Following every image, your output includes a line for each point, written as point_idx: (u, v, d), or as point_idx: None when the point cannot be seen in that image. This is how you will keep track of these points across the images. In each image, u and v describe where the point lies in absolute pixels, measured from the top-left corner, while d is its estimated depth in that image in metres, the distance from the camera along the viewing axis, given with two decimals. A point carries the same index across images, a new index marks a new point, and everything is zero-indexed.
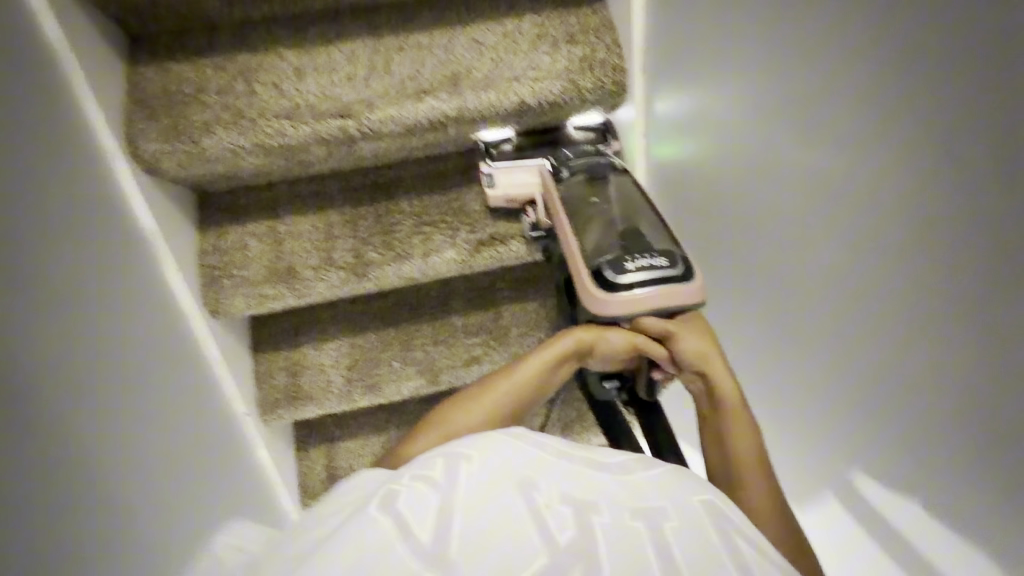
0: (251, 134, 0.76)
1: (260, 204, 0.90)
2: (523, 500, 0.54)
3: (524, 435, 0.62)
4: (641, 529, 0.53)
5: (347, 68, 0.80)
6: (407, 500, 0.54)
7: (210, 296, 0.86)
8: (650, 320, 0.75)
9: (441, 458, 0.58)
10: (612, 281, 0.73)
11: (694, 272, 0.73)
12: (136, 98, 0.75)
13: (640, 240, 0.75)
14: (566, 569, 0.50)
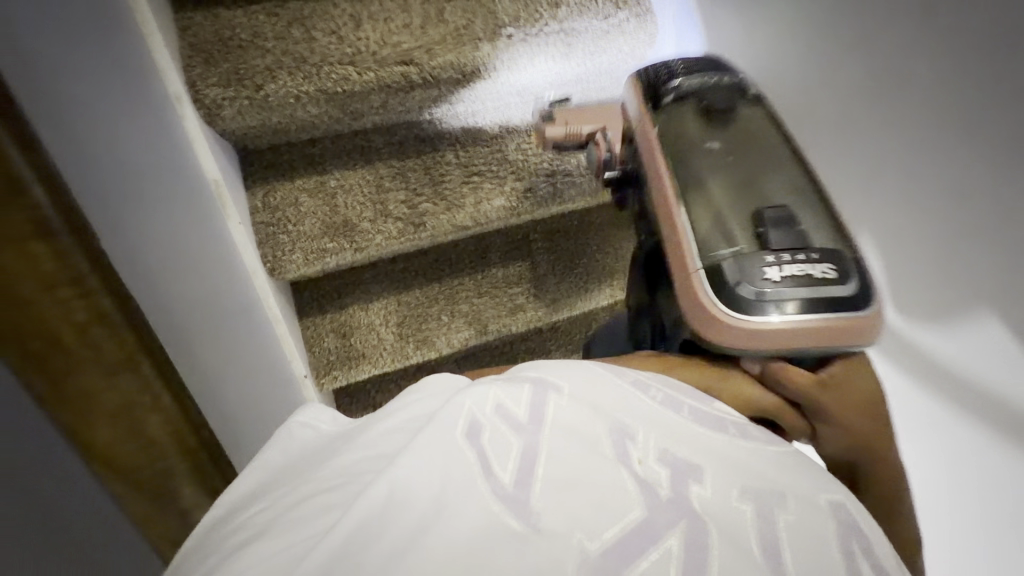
0: (315, 81, 0.75)
1: (305, 160, 0.89)
2: (614, 449, 0.47)
3: (625, 374, 0.56)
4: (753, 519, 0.44)
5: (403, 16, 0.81)
6: (491, 441, 0.46)
7: (267, 254, 0.83)
8: (795, 372, 0.57)
9: (528, 386, 0.51)
10: (753, 290, 0.57)
11: (869, 293, 0.56)
12: (188, 43, 0.72)
13: (795, 233, 0.59)
14: (658, 540, 0.41)
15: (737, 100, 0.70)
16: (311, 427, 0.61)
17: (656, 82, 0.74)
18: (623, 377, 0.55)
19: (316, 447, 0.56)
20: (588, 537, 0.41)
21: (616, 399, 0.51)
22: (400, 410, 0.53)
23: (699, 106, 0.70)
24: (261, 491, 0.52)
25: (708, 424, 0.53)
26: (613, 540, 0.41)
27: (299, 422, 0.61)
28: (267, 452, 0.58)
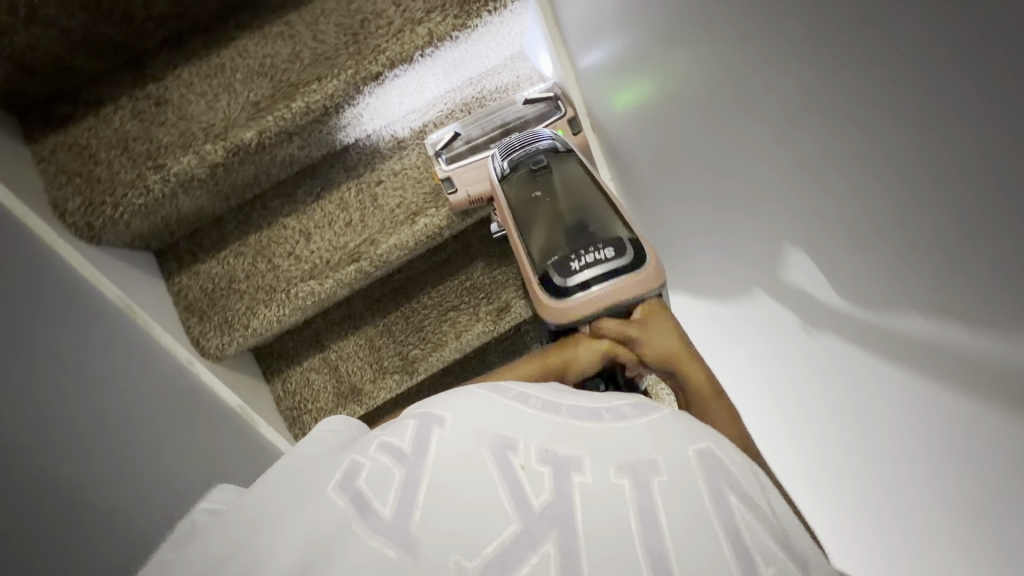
0: (289, 303, 0.88)
1: (306, 342, 1.03)
2: (496, 464, 0.47)
3: (507, 389, 0.57)
4: (630, 493, 0.46)
5: (343, 215, 0.90)
6: (370, 478, 0.46)
7: (298, 433, 1.01)
8: (608, 324, 0.73)
9: (414, 421, 0.51)
10: (563, 284, 0.74)
11: (645, 256, 0.73)
12: (184, 306, 0.87)
13: (584, 237, 0.76)
14: (536, 545, 0.43)
15: (552, 157, 0.85)
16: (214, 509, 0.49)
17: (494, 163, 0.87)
18: (506, 394, 0.55)
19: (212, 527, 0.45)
20: (466, 556, 0.42)
21: (495, 415, 0.52)
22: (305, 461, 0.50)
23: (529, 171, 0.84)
24: None
25: (587, 415, 0.54)
26: (493, 556, 0.42)
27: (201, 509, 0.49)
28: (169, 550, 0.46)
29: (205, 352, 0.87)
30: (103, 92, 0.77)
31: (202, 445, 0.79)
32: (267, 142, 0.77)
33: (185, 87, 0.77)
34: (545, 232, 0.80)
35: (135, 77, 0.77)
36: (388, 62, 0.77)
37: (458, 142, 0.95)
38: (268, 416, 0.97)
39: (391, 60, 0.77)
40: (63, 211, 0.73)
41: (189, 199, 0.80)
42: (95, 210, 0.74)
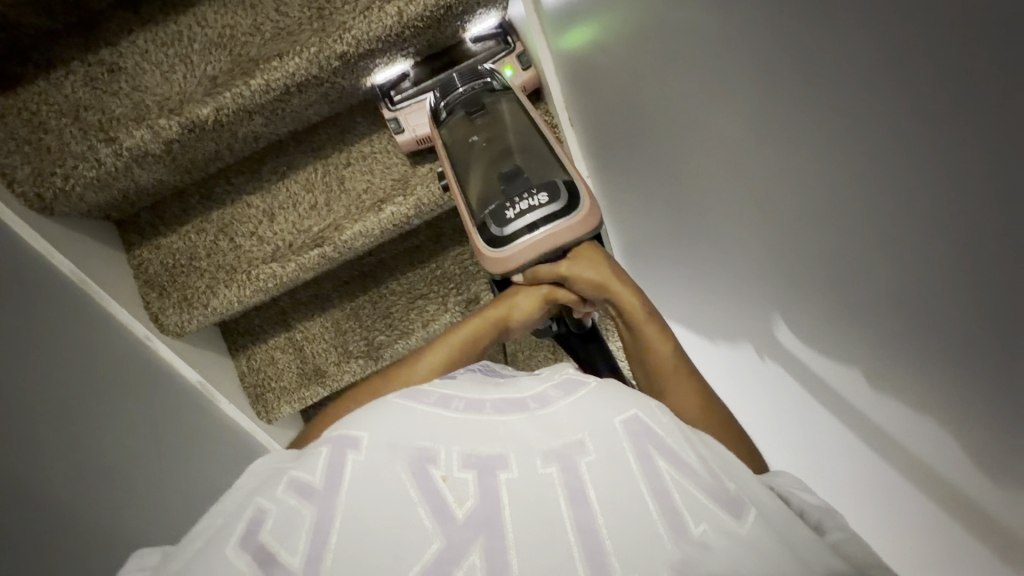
0: (249, 285, 0.86)
1: (273, 320, 1.03)
2: (413, 478, 0.43)
3: (429, 392, 0.51)
4: (558, 480, 0.43)
5: (307, 197, 0.87)
6: (276, 525, 0.41)
7: (260, 410, 1.02)
8: (544, 266, 0.72)
9: (327, 447, 0.46)
10: (499, 234, 0.71)
11: (580, 200, 0.71)
12: (144, 280, 0.86)
13: (521, 180, 0.73)
14: (460, 560, 0.39)
15: (489, 96, 0.82)
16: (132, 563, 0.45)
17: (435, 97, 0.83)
18: (426, 398, 0.51)
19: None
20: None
21: (411, 421, 0.47)
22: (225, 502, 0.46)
23: (467, 115, 0.81)
24: None
25: (513, 407, 0.50)
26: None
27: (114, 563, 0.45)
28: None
29: (164, 328, 0.87)
30: (56, 54, 0.73)
31: (159, 420, 0.79)
32: (223, 120, 0.74)
33: (140, 55, 0.73)
34: (481, 178, 0.77)
35: (89, 40, 0.74)
36: (353, 41, 0.72)
37: (406, 83, 0.87)
38: (230, 393, 0.97)
39: (357, 38, 0.72)
40: (12, 181, 0.71)
41: (145, 173, 0.77)
42: (44, 181, 0.71)
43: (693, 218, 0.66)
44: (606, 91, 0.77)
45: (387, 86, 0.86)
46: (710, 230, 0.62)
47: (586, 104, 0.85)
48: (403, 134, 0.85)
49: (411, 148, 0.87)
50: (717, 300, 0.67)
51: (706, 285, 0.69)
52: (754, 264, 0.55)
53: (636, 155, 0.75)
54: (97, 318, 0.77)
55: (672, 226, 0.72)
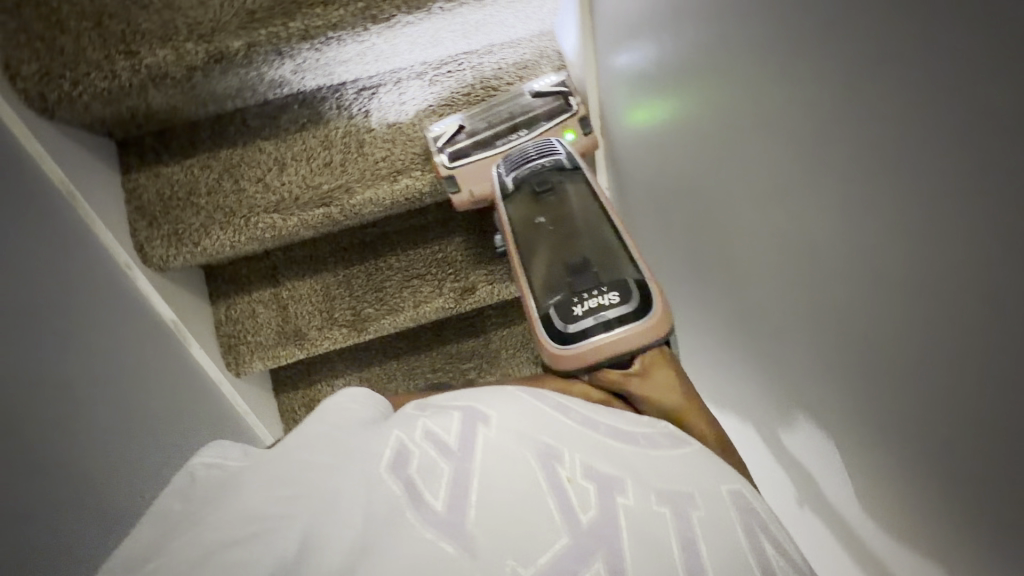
0: (245, 231, 0.83)
1: (260, 272, 0.99)
2: (541, 470, 0.49)
3: (549, 397, 0.58)
4: (672, 522, 0.46)
5: (323, 153, 0.85)
6: (420, 465, 0.49)
7: (230, 361, 0.97)
8: (611, 371, 0.66)
9: (460, 413, 0.54)
10: (561, 332, 0.68)
11: (651, 302, 0.67)
12: (135, 206, 0.82)
13: (588, 274, 0.70)
14: (586, 562, 0.44)
15: (556, 174, 0.80)
16: (218, 466, 0.50)
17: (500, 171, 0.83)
18: (545, 401, 0.57)
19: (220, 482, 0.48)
20: (521, 563, 0.43)
21: (539, 421, 0.54)
22: (330, 430, 0.52)
23: (534, 192, 0.80)
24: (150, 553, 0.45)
25: (623, 437, 0.55)
26: (547, 564, 0.43)
27: (200, 463, 0.51)
28: (162, 499, 0.49)
29: (147, 259, 0.82)
30: None
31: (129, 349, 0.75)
32: (254, 58, 0.71)
33: None
34: (545, 266, 0.75)
35: None
36: (404, 5, 0.71)
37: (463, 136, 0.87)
38: (201, 338, 0.93)
39: (408, 3, 0.71)
40: (15, 73, 0.66)
41: (159, 96, 0.74)
42: (52, 82, 0.67)
43: (717, 243, 0.67)
44: (641, 105, 0.76)
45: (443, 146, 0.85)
46: (741, 298, 0.65)
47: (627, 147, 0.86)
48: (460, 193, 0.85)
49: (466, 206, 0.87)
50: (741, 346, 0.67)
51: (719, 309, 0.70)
52: (788, 308, 0.56)
53: (664, 172, 0.75)
54: (80, 234, 0.73)
55: (692, 245, 0.73)
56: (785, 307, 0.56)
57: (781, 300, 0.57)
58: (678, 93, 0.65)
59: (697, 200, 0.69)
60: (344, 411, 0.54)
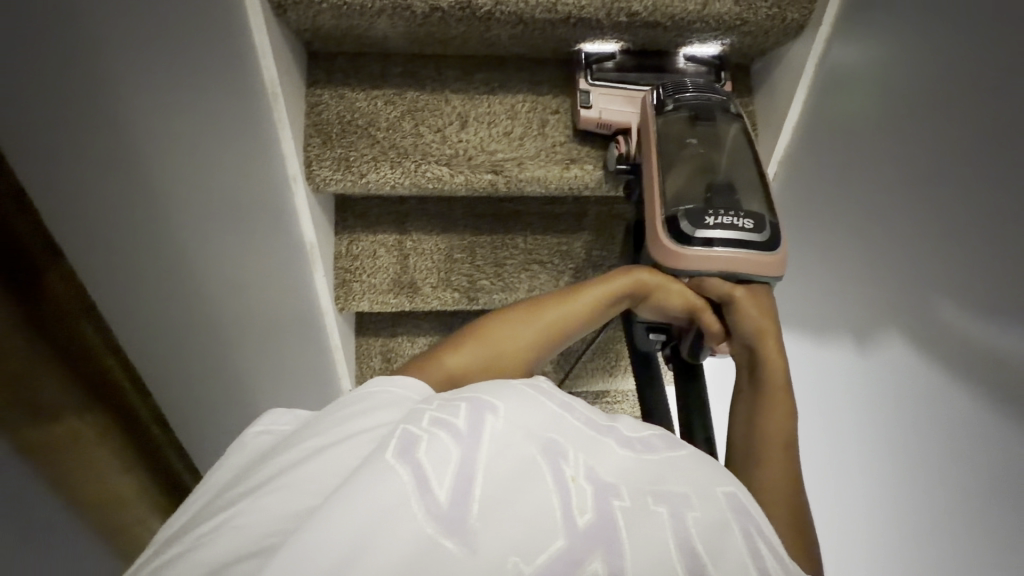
0: (411, 176, 0.82)
1: (392, 215, 0.99)
2: (547, 467, 0.48)
3: (549, 391, 0.56)
4: (670, 525, 0.47)
5: (506, 122, 0.85)
6: (428, 452, 0.46)
7: (340, 295, 0.97)
8: (716, 281, 0.75)
9: (466, 402, 0.51)
10: (688, 233, 0.73)
11: (779, 242, 0.73)
12: (314, 122, 0.81)
13: (727, 195, 0.75)
14: (581, 563, 0.43)
15: (723, 111, 0.79)
16: (268, 433, 0.57)
17: (655, 93, 0.80)
18: (548, 396, 0.55)
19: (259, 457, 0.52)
20: (522, 560, 0.43)
21: (542, 416, 0.52)
22: (356, 421, 0.51)
23: (691, 116, 0.79)
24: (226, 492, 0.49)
25: (619, 440, 0.54)
26: (545, 565, 0.43)
27: (255, 431, 0.57)
28: (228, 460, 0.55)
29: (309, 177, 0.81)
30: None
31: None
32: (494, 15, 0.72)
33: None
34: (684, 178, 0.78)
35: None
36: (651, 7, 0.73)
37: (610, 65, 0.84)
38: (325, 266, 0.92)
39: (656, 6, 0.73)
40: None
41: (387, 23, 0.73)
42: None
43: (921, 309, 0.68)
44: (863, 161, 0.75)
45: (592, 59, 0.83)
46: (938, 339, 0.65)
47: (818, 165, 0.83)
48: (589, 112, 0.82)
49: (586, 128, 0.84)
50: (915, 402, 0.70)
51: (902, 374, 0.72)
52: (995, 377, 0.58)
53: (868, 226, 0.76)
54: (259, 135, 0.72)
55: (882, 304, 0.75)
56: (996, 374, 0.58)
57: (990, 352, 0.59)
58: (932, 162, 0.65)
59: (912, 266, 0.69)
60: (382, 407, 0.53)
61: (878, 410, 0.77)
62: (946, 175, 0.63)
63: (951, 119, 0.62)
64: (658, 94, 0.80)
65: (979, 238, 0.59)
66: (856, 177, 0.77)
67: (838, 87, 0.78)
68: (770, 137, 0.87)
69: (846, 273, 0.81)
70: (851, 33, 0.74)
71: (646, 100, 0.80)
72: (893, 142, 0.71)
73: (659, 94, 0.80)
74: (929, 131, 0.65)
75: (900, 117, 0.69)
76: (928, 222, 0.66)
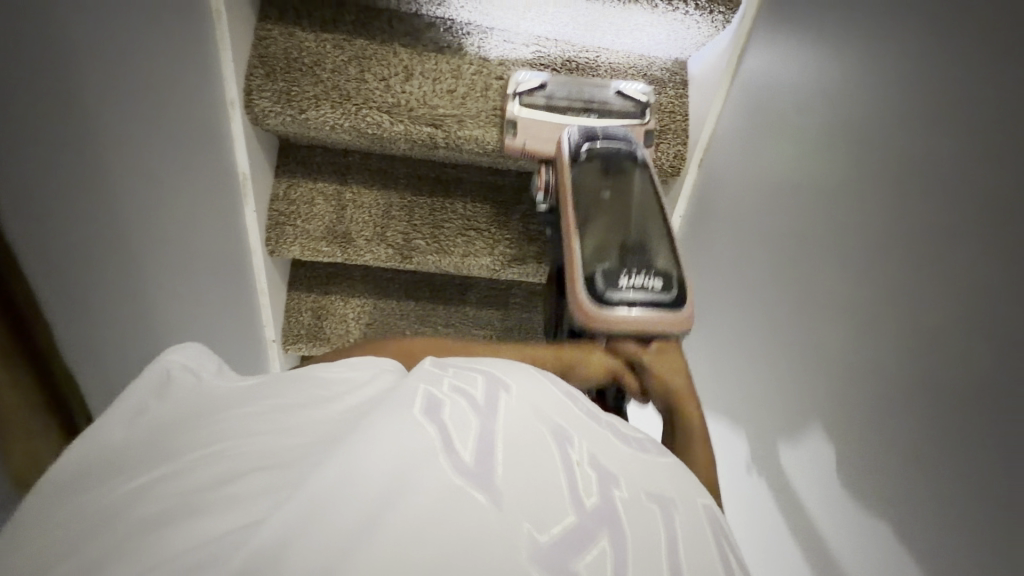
0: (349, 119, 0.84)
1: (333, 166, 1.00)
2: (555, 445, 0.44)
3: (558, 380, 0.54)
4: (662, 523, 0.42)
5: (450, 81, 0.88)
6: (453, 415, 0.43)
7: (271, 238, 0.96)
8: (626, 344, 0.73)
9: (483, 376, 0.49)
10: (603, 294, 0.74)
11: (686, 298, 0.73)
12: (259, 54, 0.83)
13: (639, 263, 0.76)
14: (594, 538, 0.39)
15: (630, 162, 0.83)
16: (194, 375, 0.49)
17: (569, 136, 0.85)
18: (555, 384, 0.53)
19: (199, 399, 0.46)
20: (537, 529, 0.38)
21: (552, 402, 0.49)
22: (327, 386, 0.48)
23: (602, 167, 0.83)
24: (138, 447, 0.41)
25: (619, 436, 0.51)
26: (558, 535, 0.38)
27: (179, 364, 0.50)
28: (140, 391, 0.46)
29: (248, 106, 0.82)
30: None
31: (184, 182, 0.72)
32: None
33: None
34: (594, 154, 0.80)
35: None
36: None
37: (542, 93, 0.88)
38: (258, 203, 0.92)
39: None
40: None
41: None
42: None
43: (800, 280, 0.71)
44: (767, 146, 0.81)
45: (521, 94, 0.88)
46: (812, 304, 0.68)
47: (729, 159, 0.89)
48: (514, 140, 0.87)
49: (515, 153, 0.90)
50: None
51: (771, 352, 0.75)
52: (858, 336, 0.61)
53: (765, 209, 0.80)
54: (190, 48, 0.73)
55: (766, 284, 0.77)
56: (859, 334, 0.61)
57: (854, 312, 0.62)
58: (821, 141, 0.70)
59: (793, 243, 0.72)
60: (343, 378, 0.50)
61: (750, 389, 0.78)
62: (830, 152, 0.68)
63: (835, 100, 0.68)
64: (575, 136, 0.84)
65: (856, 206, 0.63)
66: (759, 162, 0.82)
67: (756, 80, 0.84)
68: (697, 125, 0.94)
69: (740, 257, 0.84)
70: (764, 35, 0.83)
71: (564, 141, 0.85)
72: (790, 129, 0.76)
73: (573, 142, 0.85)
74: (817, 114, 0.71)
75: (796, 102, 0.75)
76: (811, 199, 0.70)
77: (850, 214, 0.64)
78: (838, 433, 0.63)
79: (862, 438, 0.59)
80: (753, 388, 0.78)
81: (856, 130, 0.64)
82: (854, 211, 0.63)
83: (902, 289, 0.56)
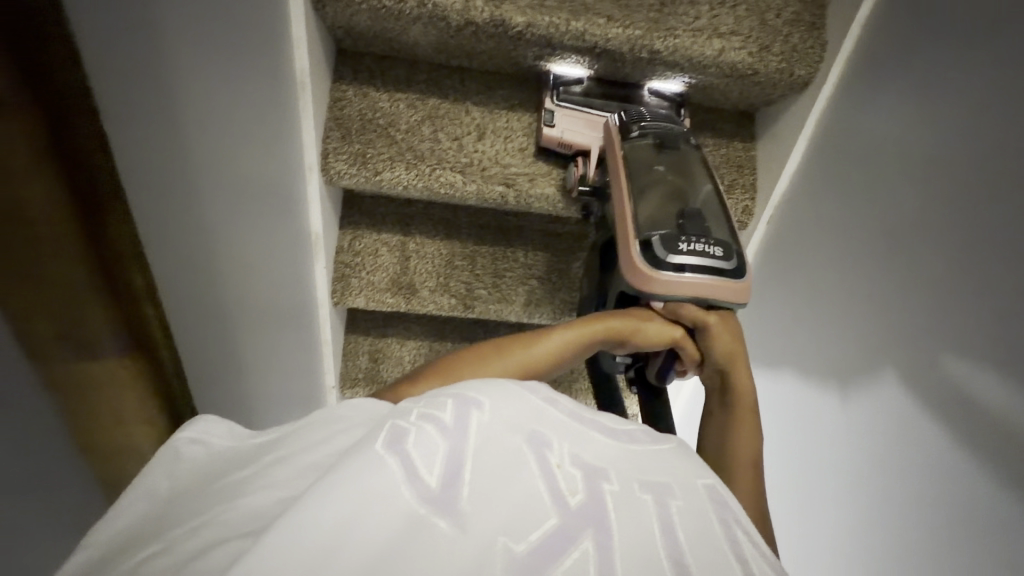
0: (424, 180, 0.84)
1: (396, 216, 1.00)
2: (533, 455, 0.45)
3: (535, 384, 0.54)
4: (654, 510, 0.45)
5: (522, 139, 0.88)
6: (418, 444, 0.42)
7: (337, 290, 0.97)
8: (685, 308, 0.74)
9: (451, 399, 0.47)
10: (661, 258, 0.71)
11: (745, 268, 0.73)
12: (335, 117, 0.83)
13: (699, 223, 0.74)
14: (575, 540, 0.41)
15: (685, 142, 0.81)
16: (204, 446, 0.51)
17: (617, 118, 0.82)
18: (536, 390, 0.53)
19: (206, 475, 0.47)
20: (512, 539, 0.39)
21: (532, 409, 0.50)
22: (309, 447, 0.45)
23: (656, 143, 0.80)
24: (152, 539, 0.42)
25: (606, 431, 0.53)
26: (537, 543, 0.40)
27: (186, 438, 0.51)
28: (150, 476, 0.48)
29: (325, 169, 0.82)
30: None
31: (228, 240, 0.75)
32: (525, 36, 0.75)
33: None
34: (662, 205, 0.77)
35: None
36: (672, 47, 0.78)
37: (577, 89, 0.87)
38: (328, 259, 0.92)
39: (676, 47, 0.78)
40: None
41: (417, 33, 0.76)
42: None
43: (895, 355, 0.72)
44: (849, 213, 0.80)
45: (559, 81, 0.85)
46: (912, 387, 0.69)
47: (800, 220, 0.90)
48: (552, 130, 0.84)
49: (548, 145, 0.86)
50: (872, 438, 0.75)
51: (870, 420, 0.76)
52: (967, 424, 0.62)
53: (848, 275, 0.80)
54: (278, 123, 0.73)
55: (856, 352, 0.78)
56: (968, 421, 0.62)
57: (963, 402, 0.62)
58: (914, 223, 0.70)
59: (887, 320, 0.73)
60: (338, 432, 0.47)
61: (845, 454, 0.80)
62: (928, 236, 0.68)
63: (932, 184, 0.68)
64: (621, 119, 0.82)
65: (956, 296, 0.64)
66: (841, 226, 0.81)
67: (833, 142, 0.83)
68: (768, 180, 0.92)
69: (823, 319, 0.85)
70: (842, 104, 0.82)
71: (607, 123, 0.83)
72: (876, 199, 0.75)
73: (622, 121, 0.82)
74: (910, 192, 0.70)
75: (881, 174, 0.75)
76: (904, 276, 0.71)
77: (951, 304, 0.64)
78: (943, 513, 0.64)
79: (972, 525, 0.60)
80: (851, 454, 0.79)
81: (953, 219, 0.65)
82: (955, 301, 0.64)
83: (997, 382, 0.58)
